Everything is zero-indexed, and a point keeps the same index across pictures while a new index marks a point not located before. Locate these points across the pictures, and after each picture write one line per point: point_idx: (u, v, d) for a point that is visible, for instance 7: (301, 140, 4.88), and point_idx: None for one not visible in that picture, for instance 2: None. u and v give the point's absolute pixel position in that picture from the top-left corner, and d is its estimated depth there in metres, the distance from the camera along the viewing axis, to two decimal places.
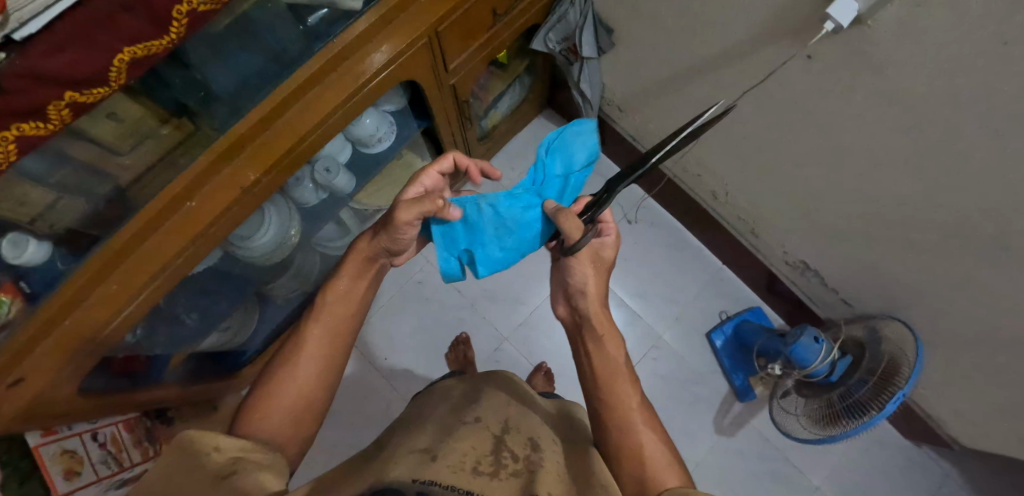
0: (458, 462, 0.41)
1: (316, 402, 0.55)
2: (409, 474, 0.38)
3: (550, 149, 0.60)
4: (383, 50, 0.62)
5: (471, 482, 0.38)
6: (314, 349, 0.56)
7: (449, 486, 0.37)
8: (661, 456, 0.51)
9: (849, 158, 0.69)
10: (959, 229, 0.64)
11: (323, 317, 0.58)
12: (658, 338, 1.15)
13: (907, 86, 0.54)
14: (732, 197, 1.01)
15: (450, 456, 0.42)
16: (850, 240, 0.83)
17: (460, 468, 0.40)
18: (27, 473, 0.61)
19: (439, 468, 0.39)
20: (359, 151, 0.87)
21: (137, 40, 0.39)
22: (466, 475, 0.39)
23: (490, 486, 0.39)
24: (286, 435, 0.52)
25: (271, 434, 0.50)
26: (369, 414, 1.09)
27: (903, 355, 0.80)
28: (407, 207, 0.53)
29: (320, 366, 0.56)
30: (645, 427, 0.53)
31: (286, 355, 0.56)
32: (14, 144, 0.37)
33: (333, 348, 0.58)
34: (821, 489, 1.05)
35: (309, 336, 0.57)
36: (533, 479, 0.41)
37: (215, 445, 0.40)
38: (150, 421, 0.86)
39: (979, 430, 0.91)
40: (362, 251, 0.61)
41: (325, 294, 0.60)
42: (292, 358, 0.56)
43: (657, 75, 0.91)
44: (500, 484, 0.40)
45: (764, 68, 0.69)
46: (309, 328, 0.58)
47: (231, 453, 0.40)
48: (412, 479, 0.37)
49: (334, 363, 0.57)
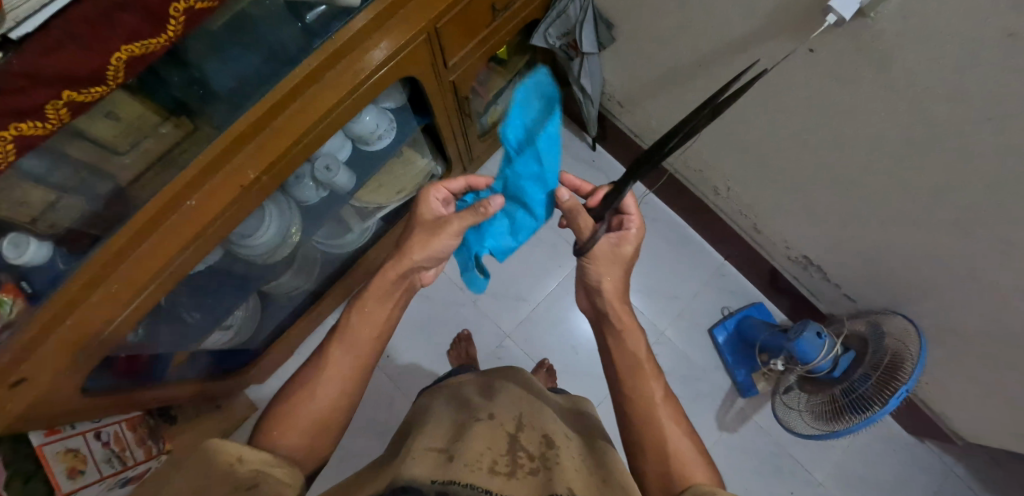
0: (473, 460, 0.40)
1: (336, 418, 0.55)
2: (429, 473, 0.38)
3: (511, 125, 0.58)
4: (382, 47, 0.61)
5: (489, 483, 0.38)
6: (334, 369, 0.57)
7: (467, 485, 0.36)
8: (687, 451, 0.50)
9: (851, 152, 0.69)
10: (963, 224, 0.63)
11: (346, 338, 0.59)
12: (661, 334, 1.15)
13: (912, 79, 0.53)
14: (734, 193, 1.00)
15: (463, 456, 0.41)
16: (853, 235, 0.82)
17: (477, 467, 0.39)
18: (31, 472, 0.62)
19: (458, 467, 0.39)
20: (359, 148, 0.87)
21: (134, 39, 0.39)
22: (487, 475, 0.39)
23: (506, 487, 0.38)
24: (306, 453, 0.52)
25: (290, 451, 0.50)
26: (373, 411, 1.09)
27: (906, 350, 0.80)
28: (458, 220, 0.59)
29: (338, 389, 0.56)
30: (670, 420, 0.53)
31: (305, 376, 0.57)
32: (12, 143, 0.37)
33: (336, 347, 0.58)
34: (824, 484, 1.05)
35: (331, 356, 0.58)
36: (553, 476, 0.40)
37: (238, 455, 0.39)
38: (154, 420, 0.87)
39: (983, 425, 0.90)
40: (387, 277, 0.60)
41: (351, 317, 0.60)
42: (314, 380, 0.56)
43: (659, 69, 0.90)
44: (515, 485, 0.39)
45: (765, 62, 0.69)
46: (332, 347, 0.58)
47: (253, 466, 0.39)
48: (430, 480, 0.37)
49: (351, 383, 0.57)
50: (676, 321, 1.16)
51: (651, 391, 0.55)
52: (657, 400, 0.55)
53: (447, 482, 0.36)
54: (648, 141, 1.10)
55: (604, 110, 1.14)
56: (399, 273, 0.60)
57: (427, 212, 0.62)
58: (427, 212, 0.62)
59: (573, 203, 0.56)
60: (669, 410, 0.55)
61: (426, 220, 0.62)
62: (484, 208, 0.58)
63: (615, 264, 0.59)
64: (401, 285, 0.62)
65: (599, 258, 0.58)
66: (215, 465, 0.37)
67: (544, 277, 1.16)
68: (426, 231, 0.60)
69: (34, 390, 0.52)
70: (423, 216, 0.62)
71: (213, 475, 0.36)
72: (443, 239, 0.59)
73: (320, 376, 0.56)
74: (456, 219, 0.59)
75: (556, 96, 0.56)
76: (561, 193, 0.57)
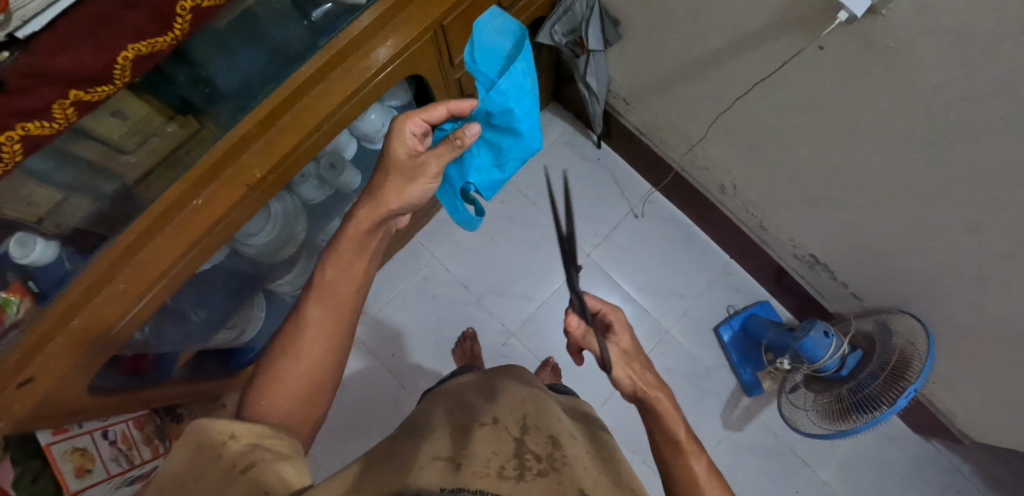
0: (481, 467, 0.38)
1: (321, 393, 0.56)
2: (438, 481, 0.35)
3: (480, 57, 0.56)
4: (388, 45, 0.61)
5: (498, 487, 0.36)
6: (324, 338, 0.56)
7: (478, 492, 0.34)
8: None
9: (860, 150, 0.68)
10: (972, 223, 0.63)
11: (323, 294, 0.58)
12: (665, 333, 1.15)
13: (925, 79, 0.52)
14: (740, 191, 0.99)
15: (471, 464, 0.39)
16: (861, 234, 0.82)
17: (486, 473, 0.37)
18: (39, 470, 0.62)
19: (468, 476, 0.37)
20: (364, 147, 0.86)
21: (141, 37, 0.39)
22: (493, 479, 0.37)
23: (516, 490, 0.37)
24: (297, 418, 0.53)
25: (281, 418, 0.51)
26: (377, 408, 1.10)
27: (914, 350, 0.79)
28: (436, 158, 0.55)
29: (321, 358, 0.56)
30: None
31: (283, 342, 0.56)
32: (19, 143, 0.37)
33: (314, 308, 0.57)
34: (829, 483, 1.05)
35: (309, 315, 0.57)
36: (563, 479, 0.40)
37: (229, 434, 0.39)
38: (160, 419, 0.85)
39: (989, 424, 0.90)
40: (361, 225, 0.59)
41: (324, 268, 0.59)
42: (293, 351, 0.55)
43: (666, 66, 0.89)
44: (526, 486, 0.38)
45: (774, 59, 0.68)
46: (319, 321, 0.57)
47: (247, 441, 0.40)
48: (440, 488, 0.34)
49: (331, 357, 0.57)
50: (682, 320, 1.15)
51: (697, 471, 0.53)
52: (702, 479, 0.53)
53: (455, 490, 0.34)
54: (654, 139, 1.10)
55: (610, 107, 1.13)
56: (373, 221, 0.58)
57: (401, 150, 0.55)
58: (399, 150, 0.55)
59: (584, 327, 0.52)
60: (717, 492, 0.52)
61: (401, 160, 0.56)
62: (461, 141, 0.54)
63: (629, 360, 0.56)
64: (375, 236, 0.61)
65: (616, 361, 0.55)
66: (217, 449, 0.37)
67: (546, 272, 1.16)
68: (402, 176, 0.56)
69: (42, 387, 0.52)
70: (397, 155, 0.56)
71: (212, 458, 0.36)
72: (421, 183, 0.56)
73: (301, 349, 0.55)
74: (433, 157, 0.55)
75: (518, 29, 0.56)
76: (572, 322, 0.51)
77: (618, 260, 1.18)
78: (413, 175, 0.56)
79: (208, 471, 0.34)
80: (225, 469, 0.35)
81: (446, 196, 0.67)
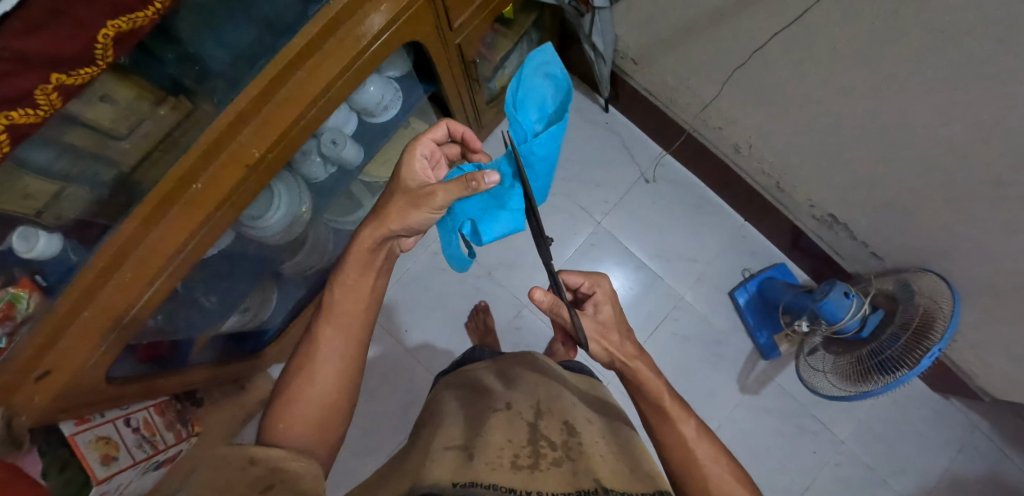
0: (493, 459, 0.38)
1: (343, 399, 0.56)
2: (450, 476, 0.35)
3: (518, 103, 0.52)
4: (382, 10, 0.57)
5: (512, 481, 0.36)
6: (332, 346, 0.56)
7: (489, 486, 0.34)
8: (711, 461, 0.51)
9: (886, 106, 0.64)
10: (1011, 182, 0.59)
11: (334, 317, 0.57)
12: (680, 298, 1.13)
13: (958, 26, 0.48)
14: (755, 150, 0.95)
15: (484, 454, 0.39)
16: (885, 194, 0.78)
17: (499, 465, 0.38)
18: (66, 459, 0.64)
19: (480, 467, 0.37)
20: (364, 121, 0.84)
21: (119, 13, 0.36)
22: (506, 472, 0.37)
23: (530, 481, 0.37)
24: (317, 439, 0.53)
25: (300, 441, 0.52)
26: (394, 385, 1.11)
27: (937, 309, 0.77)
28: (443, 192, 0.49)
29: (339, 355, 0.56)
30: (710, 464, 0.51)
31: (300, 358, 0.56)
32: (4, 133, 0.35)
33: (332, 300, 0.58)
34: (845, 443, 1.06)
35: (323, 335, 0.56)
36: (576, 468, 0.39)
37: (252, 457, 0.39)
38: (181, 403, 0.90)
39: (1012, 382, 0.89)
40: (364, 243, 0.56)
41: (336, 286, 0.58)
42: (313, 349, 0.56)
43: (675, 22, 0.84)
44: (539, 476, 0.38)
45: (790, 10, 0.63)
46: (323, 328, 0.57)
47: (268, 464, 0.39)
48: (452, 483, 0.33)
49: (350, 354, 0.57)
50: (696, 284, 1.14)
51: (684, 433, 0.53)
52: (691, 439, 0.53)
53: (468, 485, 0.33)
54: (664, 99, 1.06)
55: (615, 68, 1.09)
56: (376, 240, 0.56)
57: (410, 177, 0.55)
58: (409, 176, 0.55)
59: (552, 300, 0.49)
60: (707, 451, 0.52)
61: (410, 186, 0.54)
62: (476, 183, 0.46)
63: (605, 332, 0.55)
64: (379, 254, 0.58)
65: (592, 335, 0.53)
66: (234, 466, 0.37)
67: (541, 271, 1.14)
68: (406, 200, 0.52)
69: (59, 379, 0.53)
70: (406, 182, 0.54)
71: (234, 470, 0.36)
72: (423, 212, 0.51)
73: (316, 358, 0.55)
74: (440, 190, 0.49)
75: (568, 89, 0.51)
76: (537, 297, 0.48)
77: (629, 227, 1.16)
78: (416, 203, 0.51)
79: (229, 483, 0.35)
80: (248, 486, 0.35)
81: (445, 230, 0.61)
